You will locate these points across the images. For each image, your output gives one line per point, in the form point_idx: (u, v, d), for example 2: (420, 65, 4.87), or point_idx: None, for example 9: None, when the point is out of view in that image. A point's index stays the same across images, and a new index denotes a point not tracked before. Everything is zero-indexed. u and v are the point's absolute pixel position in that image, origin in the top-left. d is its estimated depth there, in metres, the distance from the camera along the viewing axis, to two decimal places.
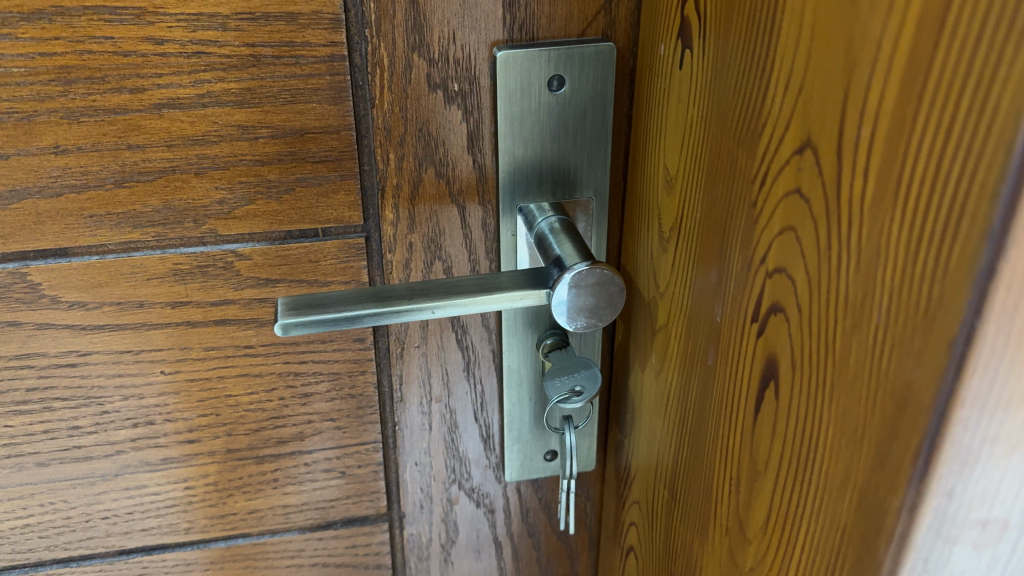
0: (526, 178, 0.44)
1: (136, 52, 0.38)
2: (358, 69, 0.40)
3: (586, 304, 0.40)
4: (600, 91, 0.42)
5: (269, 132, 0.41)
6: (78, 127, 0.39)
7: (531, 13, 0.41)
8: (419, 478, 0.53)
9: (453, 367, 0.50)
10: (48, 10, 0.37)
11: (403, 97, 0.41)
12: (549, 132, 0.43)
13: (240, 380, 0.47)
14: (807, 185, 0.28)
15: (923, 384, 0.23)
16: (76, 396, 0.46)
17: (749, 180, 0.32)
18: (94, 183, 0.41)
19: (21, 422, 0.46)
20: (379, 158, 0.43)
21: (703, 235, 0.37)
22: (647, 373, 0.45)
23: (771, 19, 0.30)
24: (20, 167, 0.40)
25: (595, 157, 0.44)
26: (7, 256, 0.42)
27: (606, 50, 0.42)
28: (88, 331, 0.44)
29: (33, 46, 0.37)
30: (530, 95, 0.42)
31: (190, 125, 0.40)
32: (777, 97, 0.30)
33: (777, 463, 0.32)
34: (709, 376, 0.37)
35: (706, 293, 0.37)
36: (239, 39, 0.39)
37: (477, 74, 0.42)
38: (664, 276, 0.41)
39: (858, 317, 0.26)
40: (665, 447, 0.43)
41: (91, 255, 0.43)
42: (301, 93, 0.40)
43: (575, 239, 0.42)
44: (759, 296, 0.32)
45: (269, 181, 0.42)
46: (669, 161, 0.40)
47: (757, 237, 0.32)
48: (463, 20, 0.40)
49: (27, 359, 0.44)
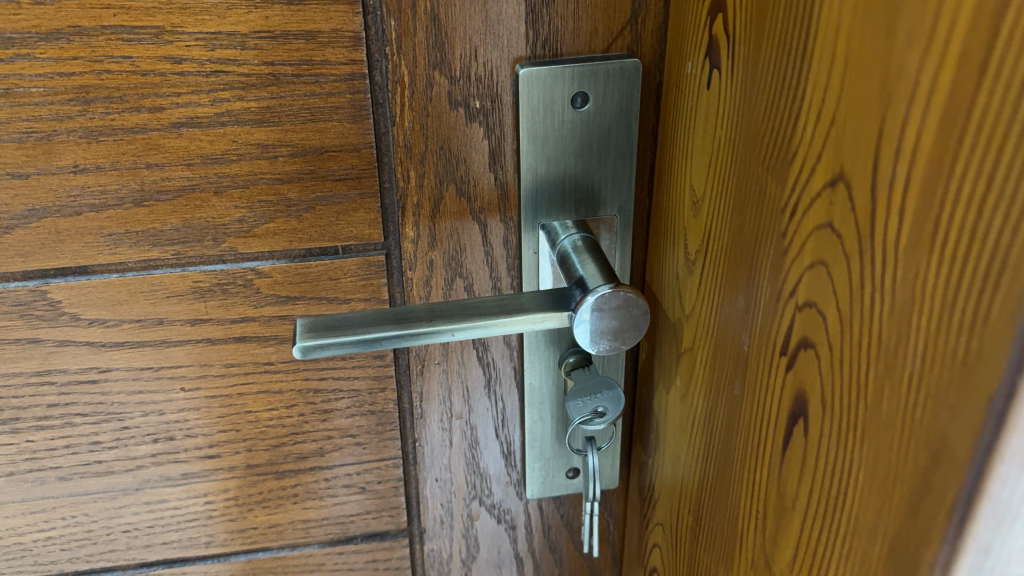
0: (549, 195, 0.44)
1: (154, 71, 0.38)
2: (378, 87, 0.40)
3: (609, 327, 0.39)
4: (625, 108, 0.41)
5: (289, 151, 0.41)
6: (97, 146, 0.39)
7: (555, 29, 0.40)
8: (439, 494, 0.53)
9: (474, 384, 0.49)
10: (67, 30, 0.36)
11: (424, 114, 0.41)
12: (572, 149, 0.42)
13: (261, 397, 0.47)
14: (839, 219, 0.27)
15: (959, 435, 0.23)
16: (97, 412, 0.46)
17: (778, 210, 0.31)
18: (113, 203, 0.41)
19: (43, 437, 0.46)
20: (399, 177, 0.42)
21: (730, 261, 0.36)
22: (672, 396, 0.44)
23: (803, 43, 0.29)
24: (40, 186, 0.39)
25: (620, 175, 0.43)
26: (27, 273, 0.42)
27: (632, 66, 0.41)
28: (108, 348, 0.44)
29: (51, 66, 0.37)
30: (553, 113, 0.41)
31: (209, 144, 0.40)
32: (808, 126, 0.29)
33: (805, 503, 0.31)
34: (735, 405, 0.36)
35: (733, 320, 0.36)
36: (258, 58, 0.38)
37: (499, 91, 0.41)
38: (689, 298, 0.40)
39: (891, 361, 0.25)
40: (689, 470, 0.42)
41: (110, 273, 0.42)
42: (321, 112, 0.40)
43: (598, 259, 0.41)
44: (788, 329, 0.31)
45: (290, 200, 0.42)
46: (695, 182, 0.38)
47: (787, 268, 0.31)
48: (485, 37, 0.40)
49: (48, 376, 0.44)
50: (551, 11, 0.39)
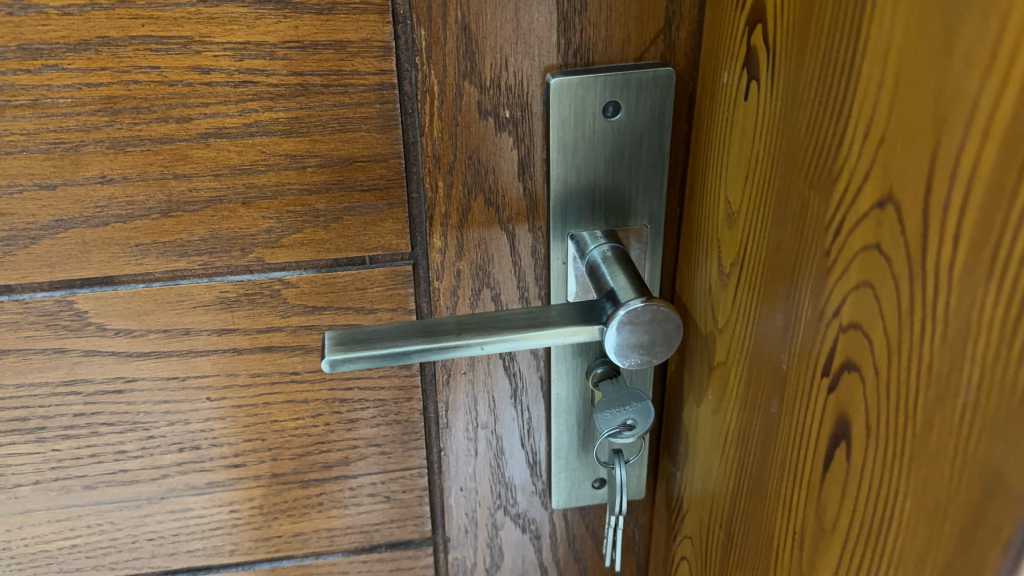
0: (579, 205, 0.43)
1: (182, 81, 0.37)
2: (407, 97, 0.39)
3: (640, 342, 0.38)
4: (657, 117, 0.41)
5: (317, 161, 0.40)
6: (124, 157, 0.39)
7: (587, 38, 0.39)
8: (464, 503, 0.52)
9: (500, 394, 0.49)
10: (94, 40, 0.36)
11: (453, 124, 0.40)
12: (603, 159, 0.42)
13: (287, 406, 0.47)
14: (887, 242, 0.27)
15: (1017, 470, 0.22)
16: (122, 421, 0.46)
17: (821, 228, 0.30)
18: (140, 213, 0.40)
19: (69, 446, 0.46)
20: (428, 187, 0.42)
21: (768, 276, 0.35)
22: (703, 409, 0.43)
23: (848, 59, 0.28)
24: (67, 197, 0.39)
25: (652, 185, 0.42)
26: (54, 283, 0.41)
27: (665, 75, 0.40)
28: (134, 358, 0.44)
29: (79, 77, 0.37)
30: (584, 122, 0.41)
31: (237, 154, 0.39)
32: (854, 144, 0.28)
33: (846, 529, 0.30)
34: (771, 423, 0.36)
35: (770, 337, 0.35)
36: (287, 69, 0.38)
37: (529, 101, 0.40)
38: (722, 311, 0.40)
39: (942, 390, 0.24)
40: (721, 486, 0.42)
41: (137, 283, 0.42)
42: (349, 122, 0.39)
43: (629, 271, 0.41)
44: (830, 350, 0.30)
45: (317, 211, 0.41)
46: (730, 194, 0.38)
47: (830, 288, 0.30)
48: (516, 46, 0.39)
49: (74, 386, 0.44)
50: (583, 19, 0.39)
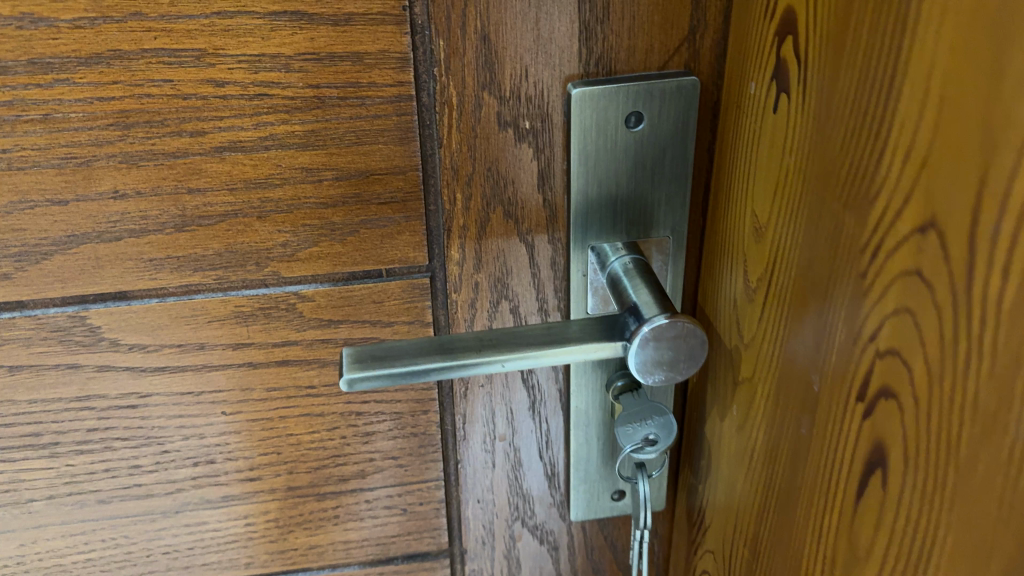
0: (600, 217, 0.42)
1: (196, 95, 0.37)
2: (426, 108, 0.38)
3: (664, 358, 0.37)
4: (681, 128, 0.40)
5: (333, 174, 0.39)
6: (137, 171, 0.38)
7: (609, 47, 0.38)
8: (481, 515, 0.52)
9: (518, 406, 0.48)
10: (106, 54, 0.35)
11: (472, 136, 0.39)
12: (625, 170, 0.41)
13: (302, 420, 0.46)
14: (929, 268, 0.26)
15: None
16: (136, 436, 0.45)
17: (857, 250, 0.29)
18: (153, 228, 0.39)
19: (83, 461, 0.45)
20: (446, 199, 0.41)
21: (799, 295, 0.34)
22: (727, 425, 0.42)
23: (887, 78, 0.27)
24: (80, 212, 0.38)
25: (674, 196, 0.41)
26: (67, 299, 0.41)
27: (689, 84, 0.39)
28: (148, 373, 0.43)
29: (91, 91, 0.36)
30: (607, 133, 0.40)
31: (253, 168, 0.39)
32: (893, 166, 0.27)
33: (881, 559, 0.30)
34: (801, 445, 0.35)
35: (800, 356, 0.34)
36: (303, 81, 0.37)
37: (550, 111, 0.39)
38: (748, 327, 0.39)
39: (988, 426, 0.24)
40: (746, 504, 0.41)
41: (150, 298, 0.41)
42: (367, 134, 0.39)
43: (651, 284, 0.40)
44: (866, 375, 0.30)
45: (333, 224, 0.41)
46: (757, 208, 0.37)
47: (865, 311, 0.29)
48: (536, 56, 0.38)
49: (88, 401, 0.43)
50: (605, 28, 0.38)
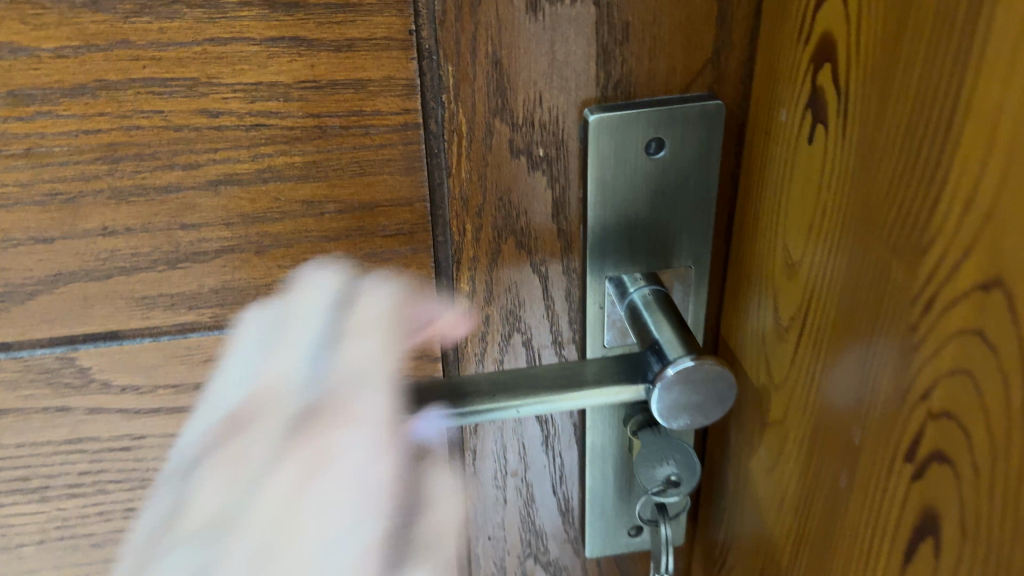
0: (618, 247, 0.39)
1: (188, 126, 0.34)
2: (433, 136, 0.36)
3: (689, 402, 0.35)
4: (704, 154, 0.37)
5: (336, 207, 0.37)
6: (127, 207, 0.36)
7: (628, 70, 0.36)
8: (493, 552, 0.50)
9: (530, 441, 0.46)
10: (92, 84, 0.33)
11: (483, 164, 0.37)
12: (644, 199, 0.38)
13: None
14: (992, 329, 0.23)
15: None
16: (131, 478, 0.43)
17: (907, 300, 0.27)
18: (145, 265, 0.37)
19: (74, 504, 0.43)
20: (454, 230, 0.39)
21: (838, 340, 0.32)
22: (754, 465, 0.40)
23: (943, 119, 0.24)
24: (66, 250, 0.36)
25: (697, 225, 0.39)
26: (54, 340, 0.38)
27: (713, 109, 0.36)
28: (142, 415, 0.41)
29: (76, 123, 0.34)
30: (626, 160, 0.37)
31: (250, 202, 0.36)
32: (951, 215, 0.25)
33: None
34: (839, 498, 0.33)
35: (839, 405, 0.32)
36: (303, 110, 0.35)
37: (565, 137, 0.37)
38: (779, 367, 0.37)
39: None
40: (775, 551, 0.39)
41: (143, 338, 0.39)
42: (371, 164, 0.36)
43: (673, 320, 0.37)
44: (917, 434, 0.27)
45: (336, 258, 0.38)
46: (789, 242, 0.34)
47: (916, 367, 0.27)
48: (551, 80, 0.36)
49: (79, 444, 0.41)
50: (624, 51, 0.35)
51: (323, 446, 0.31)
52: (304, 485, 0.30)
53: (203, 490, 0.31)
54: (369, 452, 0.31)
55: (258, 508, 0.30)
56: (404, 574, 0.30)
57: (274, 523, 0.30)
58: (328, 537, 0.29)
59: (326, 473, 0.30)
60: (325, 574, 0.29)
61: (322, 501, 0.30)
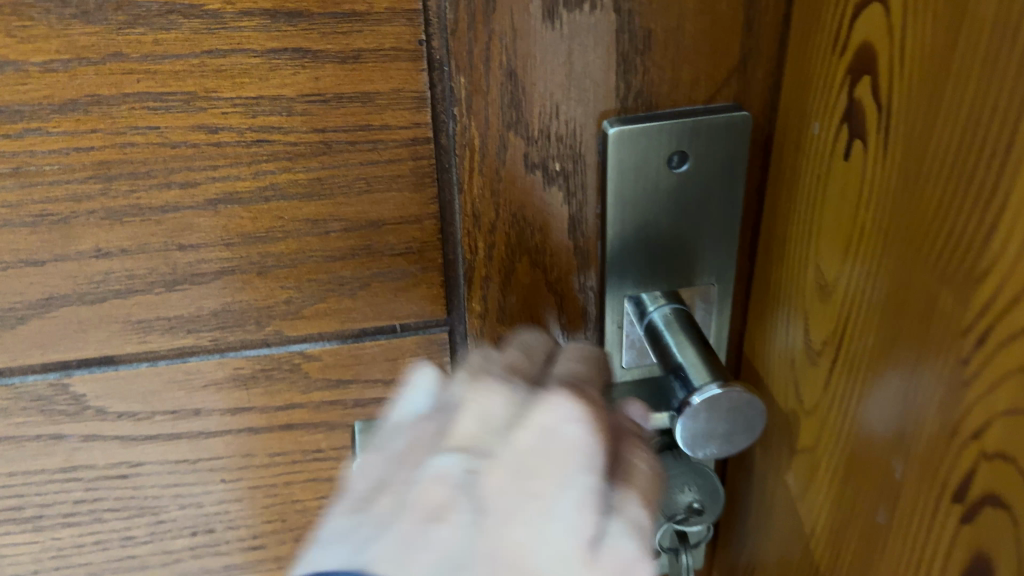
0: (638, 265, 0.37)
1: (186, 142, 0.32)
2: (444, 150, 0.34)
3: (717, 430, 0.33)
4: (729, 167, 0.35)
5: (342, 226, 0.35)
6: (121, 228, 0.34)
7: (650, 81, 0.34)
8: None
9: None
10: (83, 99, 0.31)
11: (496, 180, 0.35)
12: (666, 214, 0.36)
13: (309, 485, 0.42)
14: None
15: None
16: (128, 506, 0.41)
17: (957, 333, 0.25)
18: (141, 288, 0.35)
19: (70, 534, 0.41)
20: (465, 248, 0.37)
21: (876, 369, 0.30)
22: (779, 492, 0.39)
23: (1001, 142, 0.23)
24: (58, 273, 0.34)
25: (721, 241, 0.37)
26: (47, 365, 0.37)
27: (738, 120, 0.34)
28: (139, 441, 0.39)
29: (67, 140, 0.32)
30: (647, 175, 0.35)
31: (252, 221, 0.34)
32: (1008, 245, 0.23)
33: None
34: (876, 534, 0.31)
35: (877, 437, 0.30)
36: (306, 125, 0.33)
37: (583, 151, 0.35)
38: (809, 392, 0.35)
39: None
40: None
41: (140, 362, 0.37)
42: (379, 181, 0.34)
43: (696, 340, 0.35)
44: (966, 475, 0.26)
45: (342, 278, 0.37)
46: (822, 262, 0.33)
47: (966, 404, 0.25)
48: (569, 91, 0.33)
49: (74, 473, 0.39)
50: (646, 60, 0.33)
51: (505, 421, 0.31)
52: (517, 433, 0.30)
53: (388, 488, 0.32)
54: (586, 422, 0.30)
55: (451, 471, 0.31)
56: (611, 521, 0.30)
57: (486, 501, 0.30)
58: (558, 490, 0.29)
59: (549, 446, 0.30)
60: (556, 534, 0.29)
61: (528, 472, 0.30)
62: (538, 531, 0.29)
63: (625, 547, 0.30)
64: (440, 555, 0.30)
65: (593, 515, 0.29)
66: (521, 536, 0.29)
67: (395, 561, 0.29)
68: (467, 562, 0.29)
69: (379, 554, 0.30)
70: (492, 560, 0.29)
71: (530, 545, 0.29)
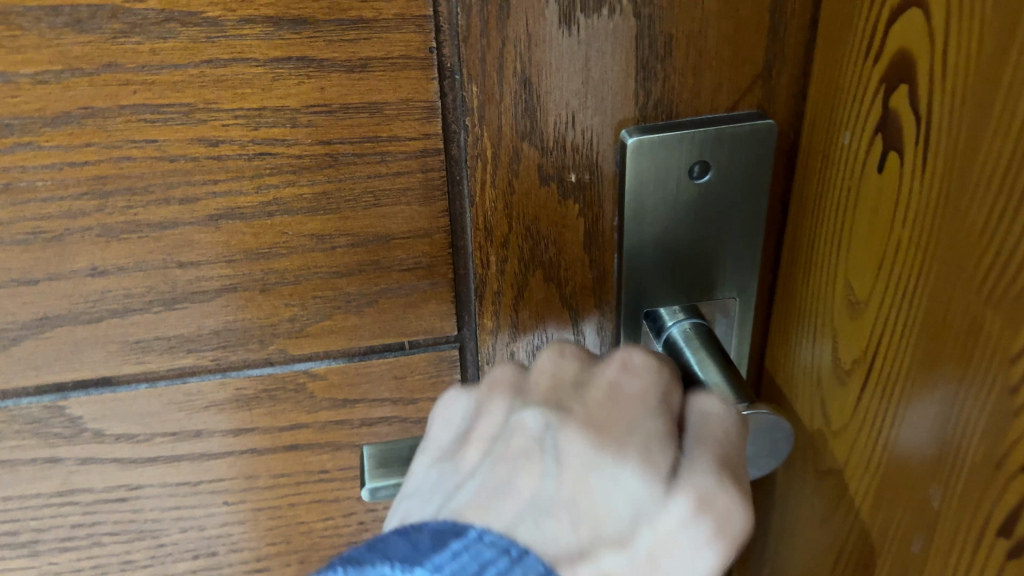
0: (657, 279, 0.36)
1: (185, 156, 0.31)
2: (455, 161, 0.33)
3: (742, 454, 0.32)
4: (753, 178, 0.34)
5: (349, 241, 0.34)
6: (118, 245, 0.32)
7: (670, 88, 0.32)
8: None
9: None
10: (77, 111, 0.29)
11: (510, 192, 0.33)
12: (686, 227, 0.35)
13: (314, 506, 0.41)
14: None
15: None
16: (128, 530, 0.40)
17: (1005, 361, 0.24)
18: (139, 307, 0.34)
19: (67, 558, 0.40)
20: (476, 262, 0.35)
21: (913, 393, 0.28)
22: (802, 514, 0.37)
23: None
24: (52, 292, 0.33)
25: (743, 254, 0.36)
26: (41, 387, 0.35)
27: (764, 128, 0.33)
28: (138, 464, 0.38)
29: (60, 155, 0.30)
30: (667, 186, 0.34)
31: (254, 238, 0.33)
32: None
33: None
34: (911, 564, 0.30)
35: (913, 464, 0.29)
36: (311, 136, 0.31)
37: (600, 162, 0.33)
38: (838, 412, 0.33)
39: None
40: None
41: (139, 383, 0.36)
42: (387, 194, 0.33)
43: (718, 359, 0.33)
44: (1013, 510, 0.24)
45: (348, 295, 0.35)
46: (854, 278, 0.31)
47: (1014, 436, 0.24)
48: (585, 99, 0.32)
49: (71, 496, 0.38)
50: (666, 66, 0.31)
51: (578, 381, 0.32)
52: (595, 393, 0.31)
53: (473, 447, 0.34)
54: (651, 372, 0.31)
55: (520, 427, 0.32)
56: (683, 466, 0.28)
57: (559, 455, 0.31)
58: (627, 439, 0.29)
59: (619, 398, 0.30)
60: (624, 478, 0.29)
61: (599, 423, 0.30)
62: (611, 477, 0.29)
63: (696, 492, 0.28)
64: (523, 503, 0.31)
65: (661, 458, 0.29)
66: (596, 483, 0.30)
67: (485, 506, 0.31)
68: (547, 511, 0.30)
69: (471, 502, 0.32)
70: (572, 510, 0.30)
71: (606, 496, 0.29)
